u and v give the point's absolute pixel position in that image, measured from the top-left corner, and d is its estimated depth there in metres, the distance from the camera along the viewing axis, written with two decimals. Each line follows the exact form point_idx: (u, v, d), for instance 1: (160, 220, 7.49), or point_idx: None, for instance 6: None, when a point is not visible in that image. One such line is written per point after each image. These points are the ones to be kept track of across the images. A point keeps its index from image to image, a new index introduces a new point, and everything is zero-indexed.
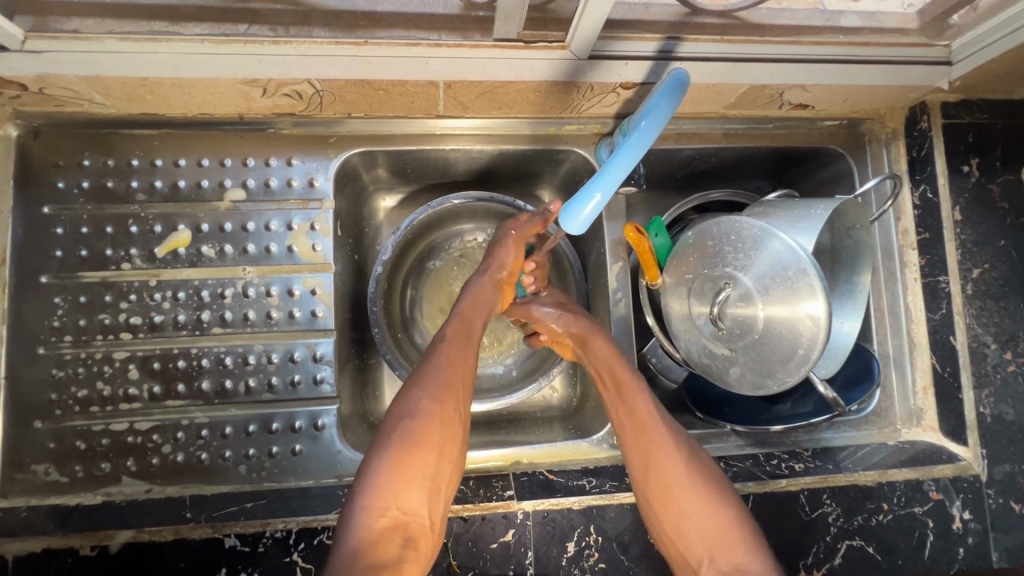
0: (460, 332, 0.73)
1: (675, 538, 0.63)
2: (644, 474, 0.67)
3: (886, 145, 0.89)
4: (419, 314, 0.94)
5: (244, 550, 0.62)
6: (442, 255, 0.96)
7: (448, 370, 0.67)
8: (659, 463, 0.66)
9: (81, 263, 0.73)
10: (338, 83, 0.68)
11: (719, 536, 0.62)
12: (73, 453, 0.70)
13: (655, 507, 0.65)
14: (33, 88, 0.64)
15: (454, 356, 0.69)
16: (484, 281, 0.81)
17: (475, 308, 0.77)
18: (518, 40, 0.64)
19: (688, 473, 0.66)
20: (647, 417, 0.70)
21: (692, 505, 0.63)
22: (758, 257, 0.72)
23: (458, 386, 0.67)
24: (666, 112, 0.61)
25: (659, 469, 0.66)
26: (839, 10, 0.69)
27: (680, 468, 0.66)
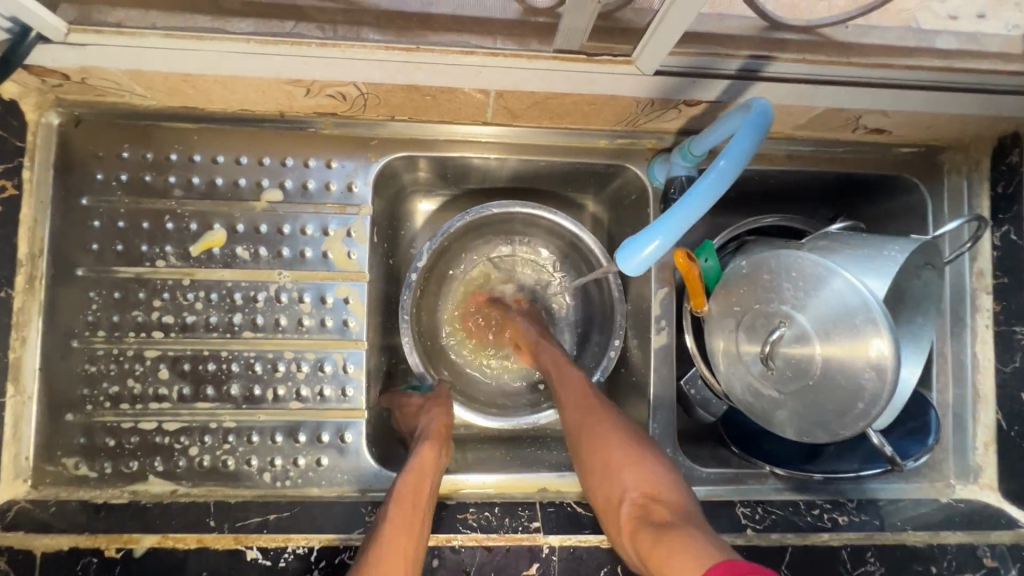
0: (411, 485, 0.65)
1: (602, 485, 0.65)
2: (579, 434, 0.71)
3: (967, 177, 0.82)
4: (451, 321, 0.92)
5: (265, 564, 0.63)
6: (480, 262, 0.92)
7: (397, 495, 0.64)
8: (591, 419, 0.71)
9: (117, 258, 0.72)
10: (384, 87, 0.65)
11: (641, 475, 0.64)
12: (102, 449, 0.70)
13: (590, 461, 0.68)
14: (75, 77, 0.63)
15: (406, 481, 0.65)
16: (427, 437, 0.70)
17: (422, 465, 0.67)
18: (580, 52, 0.59)
19: (621, 426, 0.70)
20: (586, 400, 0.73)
21: (619, 450, 0.66)
22: (819, 296, 0.67)
23: (404, 533, 0.60)
24: (748, 151, 0.55)
25: (593, 436, 0.69)
26: (937, 29, 0.60)
27: (614, 433, 0.69)
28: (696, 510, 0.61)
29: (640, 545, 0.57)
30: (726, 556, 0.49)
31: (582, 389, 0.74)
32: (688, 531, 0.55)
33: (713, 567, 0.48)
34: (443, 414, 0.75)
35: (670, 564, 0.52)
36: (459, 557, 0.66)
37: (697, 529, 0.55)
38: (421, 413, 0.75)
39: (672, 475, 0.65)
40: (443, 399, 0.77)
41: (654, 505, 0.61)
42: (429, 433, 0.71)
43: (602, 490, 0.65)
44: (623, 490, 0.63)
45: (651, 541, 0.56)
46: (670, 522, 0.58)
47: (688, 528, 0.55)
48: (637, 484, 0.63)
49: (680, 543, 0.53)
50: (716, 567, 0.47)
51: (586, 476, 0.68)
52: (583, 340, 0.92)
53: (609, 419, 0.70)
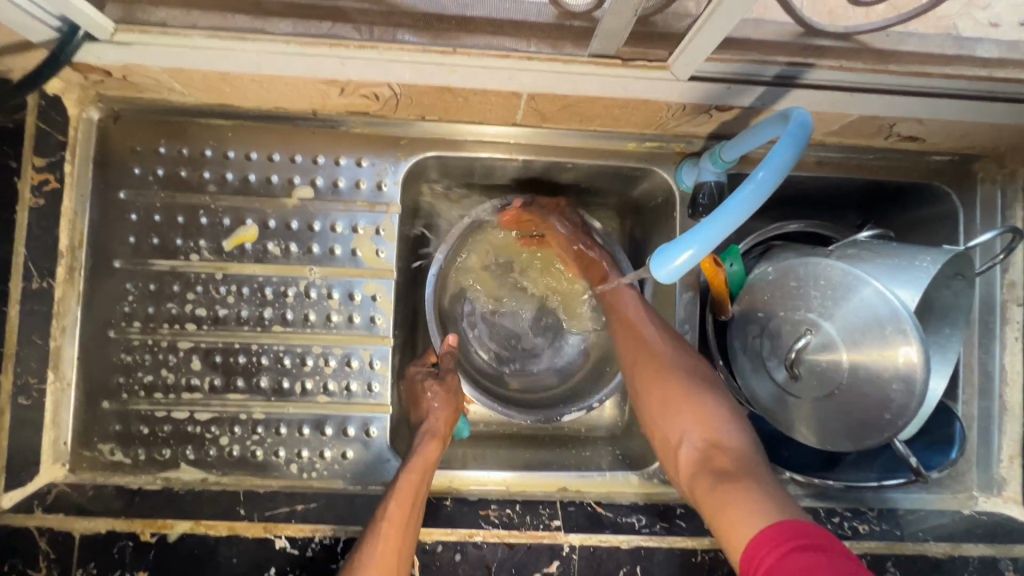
0: (412, 482, 0.66)
1: (659, 426, 0.69)
2: (636, 369, 0.74)
3: (1001, 188, 0.81)
4: (467, 312, 0.92)
5: (293, 553, 0.65)
6: (500, 253, 0.92)
7: (396, 492, 0.65)
8: (648, 364, 0.73)
9: (153, 251, 0.74)
10: (418, 88, 0.66)
11: (703, 421, 0.65)
12: (137, 436, 0.72)
13: (652, 407, 0.70)
14: (117, 74, 0.65)
15: (408, 480, 0.66)
16: (432, 433, 0.71)
17: (424, 464, 0.68)
18: (615, 57, 0.59)
19: (682, 369, 0.70)
20: (642, 341, 0.75)
21: (675, 393, 0.68)
22: (847, 306, 0.67)
23: (394, 539, 0.61)
24: (790, 159, 0.54)
25: (651, 376, 0.71)
26: (976, 36, 0.59)
27: (671, 370, 0.71)
28: (756, 454, 0.61)
29: (698, 483, 0.60)
30: (791, 515, 0.50)
31: (646, 334, 0.75)
32: (745, 482, 0.56)
33: (763, 530, 0.49)
34: (448, 407, 0.74)
35: (721, 512, 0.54)
36: (480, 553, 0.67)
37: (754, 480, 0.56)
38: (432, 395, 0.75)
39: (737, 420, 0.65)
40: (452, 388, 0.76)
41: (712, 449, 0.62)
42: (435, 428, 0.72)
43: (660, 430, 0.68)
44: (681, 432, 0.66)
45: (709, 488, 0.58)
46: (727, 468, 0.59)
47: (744, 478, 0.56)
48: (695, 426, 0.65)
49: (734, 497, 0.54)
50: (768, 529, 0.49)
51: (645, 416, 0.71)
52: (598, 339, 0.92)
53: (672, 363, 0.71)
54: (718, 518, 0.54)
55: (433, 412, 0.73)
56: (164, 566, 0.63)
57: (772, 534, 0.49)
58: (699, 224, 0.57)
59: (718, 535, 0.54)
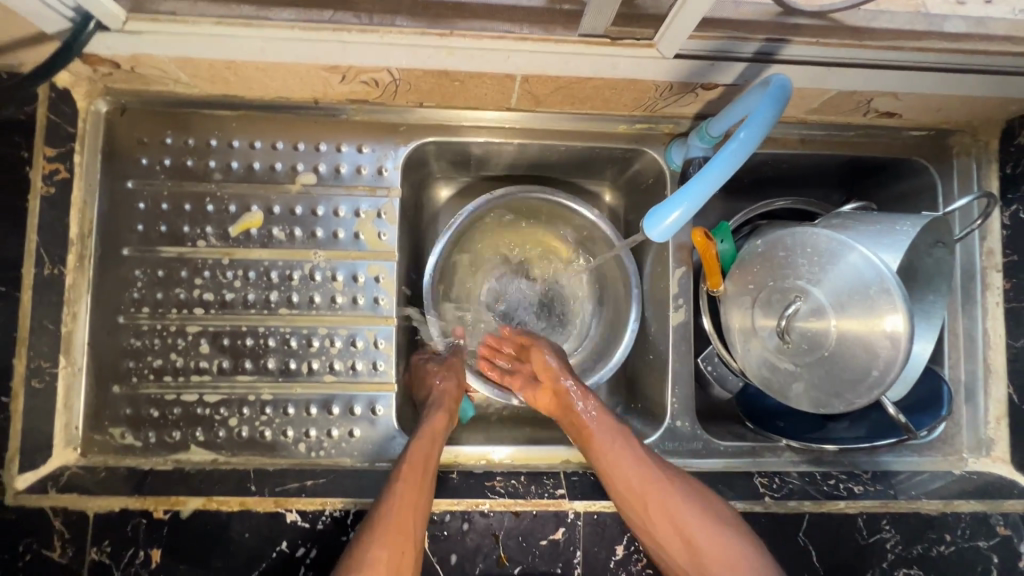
0: (424, 448, 0.68)
1: (689, 574, 0.65)
2: (639, 516, 0.67)
3: (977, 160, 0.84)
4: (467, 300, 0.93)
5: (304, 526, 0.66)
6: (500, 243, 0.95)
7: (409, 455, 0.67)
8: (652, 511, 0.67)
9: (160, 238, 0.75)
10: (416, 73, 0.69)
11: (727, 564, 0.63)
12: (147, 419, 0.73)
13: (669, 547, 0.66)
14: (126, 66, 0.67)
15: (419, 445, 0.68)
16: (439, 405, 0.74)
17: (433, 431, 0.70)
18: (604, 37, 0.62)
19: (689, 506, 0.66)
20: (636, 485, 0.68)
21: (700, 539, 0.64)
22: (834, 270, 0.70)
23: (410, 495, 0.63)
24: (770, 119, 0.57)
25: (662, 518, 0.66)
26: (943, 13, 0.64)
27: (680, 512, 0.66)
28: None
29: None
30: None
31: (639, 467, 0.69)
32: None
33: None
34: (453, 382, 0.78)
35: None
36: (488, 521, 0.69)
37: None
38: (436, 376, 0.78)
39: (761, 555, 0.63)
40: (456, 367, 0.80)
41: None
42: (441, 401, 0.75)
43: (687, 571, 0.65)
44: None
45: None
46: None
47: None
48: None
49: None
50: None
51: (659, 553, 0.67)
52: (599, 324, 0.94)
53: (677, 495, 0.67)
54: None
55: (438, 389, 0.77)
56: (178, 541, 0.65)
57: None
58: (684, 187, 0.61)
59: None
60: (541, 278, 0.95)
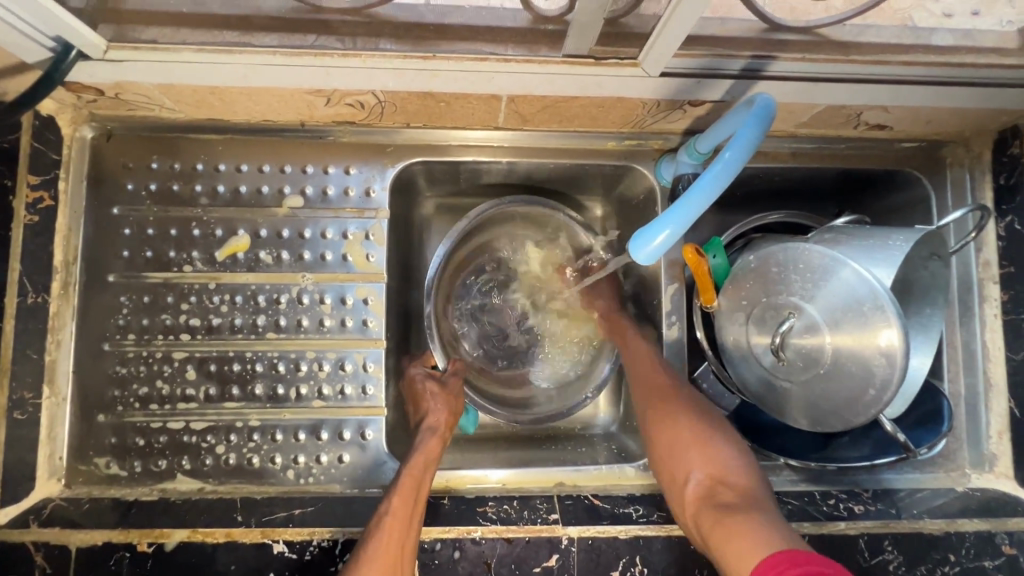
0: (414, 476, 0.67)
1: (667, 466, 0.70)
2: (647, 408, 0.75)
3: (970, 170, 0.83)
4: (457, 319, 0.93)
5: (291, 557, 0.65)
6: (489, 257, 0.94)
7: (399, 486, 0.66)
8: (660, 410, 0.74)
9: (146, 264, 0.75)
10: (401, 95, 0.68)
11: (708, 456, 0.68)
12: (132, 448, 0.72)
13: (661, 454, 0.71)
14: (109, 93, 0.67)
15: (410, 474, 0.67)
16: (434, 431, 0.73)
17: (426, 458, 0.70)
18: (588, 56, 0.62)
19: (691, 415, 0.72)
20: (654, 379, 0.77)
21: (689, 435, 0.70)
22: (827, 287, 0.69)
23: (398, 531, 0.62)
24: (754, 140, 0.57)
25: (661, 413, 0.74)
26: (930, 27, 0.63)
27: (683, 411, 0.73)
28: (761, 491, 0.64)
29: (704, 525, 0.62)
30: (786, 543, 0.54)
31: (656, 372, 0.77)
32: (751, 517, 0.58)
33: (773, 555, 0.52)
34: (449, 406, 0.77)
35: (728, 545, 0.57)
36: (480, 549, 0.67)
37: (761, 518, 0.58)
38: (431, 396, 0.77)
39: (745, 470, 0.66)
40: (454, 391, 0.79)
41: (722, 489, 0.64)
42: (435, 426, 0.74)
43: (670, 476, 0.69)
44: (687, 470, 0.68)
45: (716, 521, 0.60)
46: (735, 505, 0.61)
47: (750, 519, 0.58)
48: (703, 465, 0.68)
49: (746, 528, 0.57)
50: (769, 559, 0.52)
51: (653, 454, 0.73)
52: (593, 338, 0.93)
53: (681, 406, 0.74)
54: (725, 548, 0.57)
55: (433, 412, 0.76)
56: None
57: (782, 558, 0.51)
58: (670, 207, 0.59)
59: (726, 568, 0.56)
60: (534, 292, 0.94)
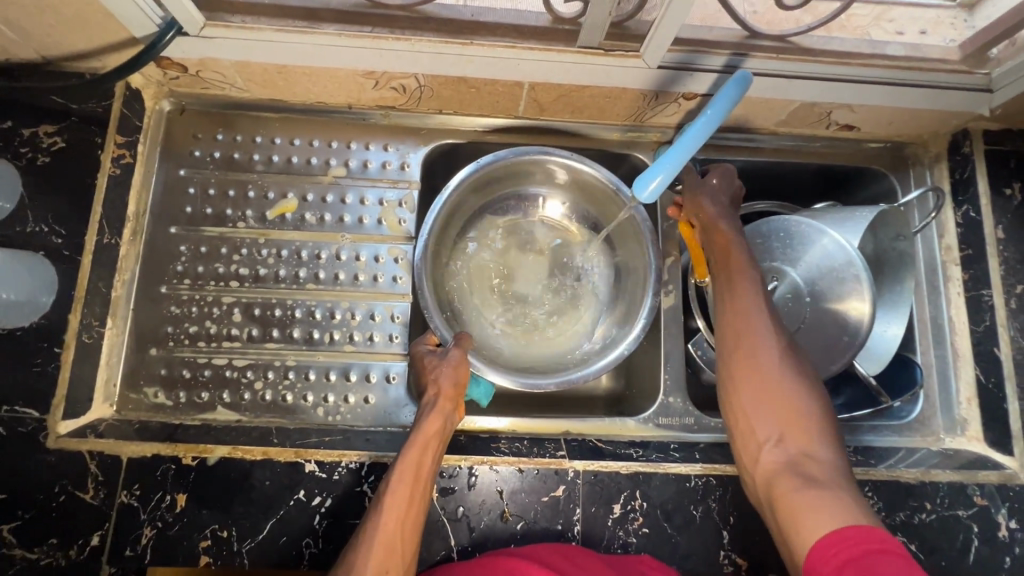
0: (414, 457, 0.68)
1: (746, 413, 0.66)
2: (731, 345, 0.70)
3: (930, 168, 0.95)
4: (473, 283, 0.94)
5: (322, 476, 0.71)
6: (501, 210, 0.97)
7: (400, 466, 0.67)
8: (743, 359, 0.68)
9: (205, 219, 0.85)
10: (439, 79, 0.80)
11: (794, 415, 0.64)
12: (179, 379, 0.79)
13: (734, 370, 0.68)
14: (192, 70, 0.80)
15: (410, 455, 0.68)
16: (434, 405, 0.73)
17: (425, 436, 0.70)
18: (599, 48, 0.75)
19: (787, 375, 0.66)
20: (744, 317, 0.71)
21: (778, 384, 0.65)
22: (805, 252, 0.79)
23: (401, 505, 0.65)
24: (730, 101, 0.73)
25: (748, 355, 0.68)
26: (884, 40, 0.78)
27: (771, 354, 0.68)
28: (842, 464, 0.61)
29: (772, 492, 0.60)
30: (863, 522, 0.53)
31: (751, 299, 0.72)
32: (837, 496, 0.56)
33: (827, 536, 0.53)
34: (449, 381, 0.75)
35: (797, 515, 0.56)
36: (495, 478, 0.73)
37: (844, 494, 0.56)
38: (431, 373, 0.76)
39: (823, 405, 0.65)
40: (456, 363, 0.77)
41: (802, 457, 0.61)
42: (435, 400, 0.73)
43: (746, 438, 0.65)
44: (770, 434, 0.63)
45: (794, 489, 0.58)
46: (822, 481, 0.58)
47: (830, 499, 0.56)
48: (786, 422, 0.63)
49: (823, 502, 0.55)
50: (836, 535, 0.52)
51: (729, 407, 0.68)
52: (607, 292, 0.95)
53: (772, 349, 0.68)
54: (794, 520, 0.56)
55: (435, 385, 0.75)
56: (203, 487, 0.70)
57: (852, 534, 0.52)
58: (663, 156, 0.78)
59: (788, 539, 0.56)
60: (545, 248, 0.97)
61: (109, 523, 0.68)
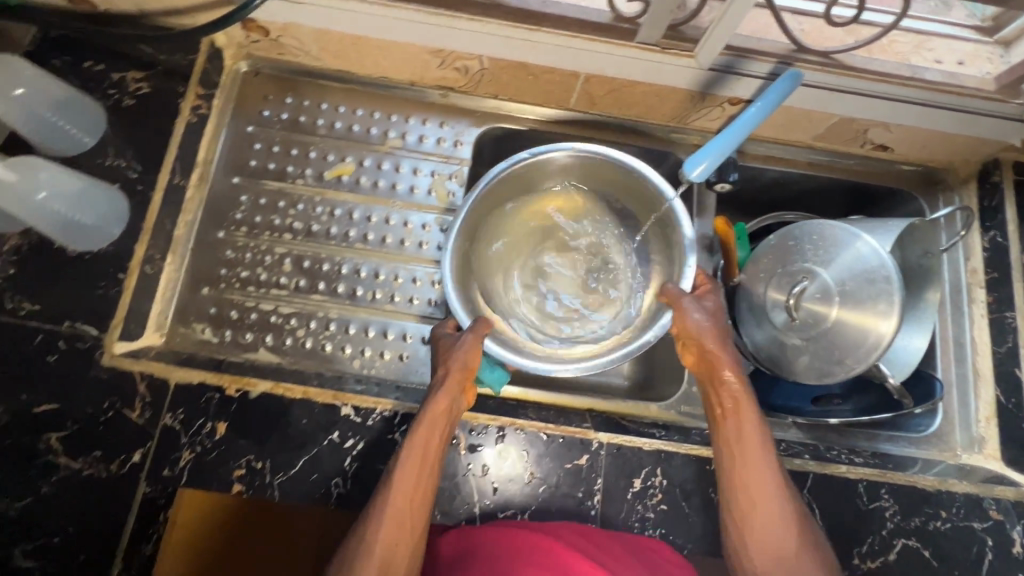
0: (422, 438, 0.68)
1: (744, 505, 0.68)
2: (722, 429, 0.72)
3: (958, 192, 0.99)
4: (505, 281, 0.95)
5: (356, 420, 0.74)
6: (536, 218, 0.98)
7: (408, 452, 0.67)
8: (740, 457, 0.69)
9: (267, 173, 0.90)
10: (501, 63, 0.86)
11: (779, 517, 0.67)
12: (227, 319, 0.83)
13: (727, 462, 0.70)
14: (273, 35, 0.86)
15: (416, 441, 0.67)
16: (443, 384, 0.71)
17: (436, 413, 0.69)
18: (656, 45, 0.80)
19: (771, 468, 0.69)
20: (737, 414, 0.71)
21: (766, 485, 0.68)
22: (839, 254, 0.82)
23: (405, 511, 0.64)
24: (780, 96, 0.78)
25: (742, 451, 0.70)
26: (923, 66, 0.83)
27: (759, 450, 0.70)
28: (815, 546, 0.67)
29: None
30: None
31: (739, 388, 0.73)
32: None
33: None
34: (461, 363, 0.73)
35: None
36: (522, 441, 0.76)
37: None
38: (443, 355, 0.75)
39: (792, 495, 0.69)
40: (472, 345, 0.74)
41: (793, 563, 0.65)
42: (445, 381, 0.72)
43: (749, 530, 0.67)
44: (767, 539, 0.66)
45: None
46: None
47: (810, 556, 0.66)
48: (779, 529, 0.67)
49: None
50: None
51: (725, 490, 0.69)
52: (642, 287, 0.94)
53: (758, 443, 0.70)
54: None
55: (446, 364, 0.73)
56: (244, 417, 0.73)
57: None
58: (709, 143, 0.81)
59: None
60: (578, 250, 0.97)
61: (151, 442, 0.71)
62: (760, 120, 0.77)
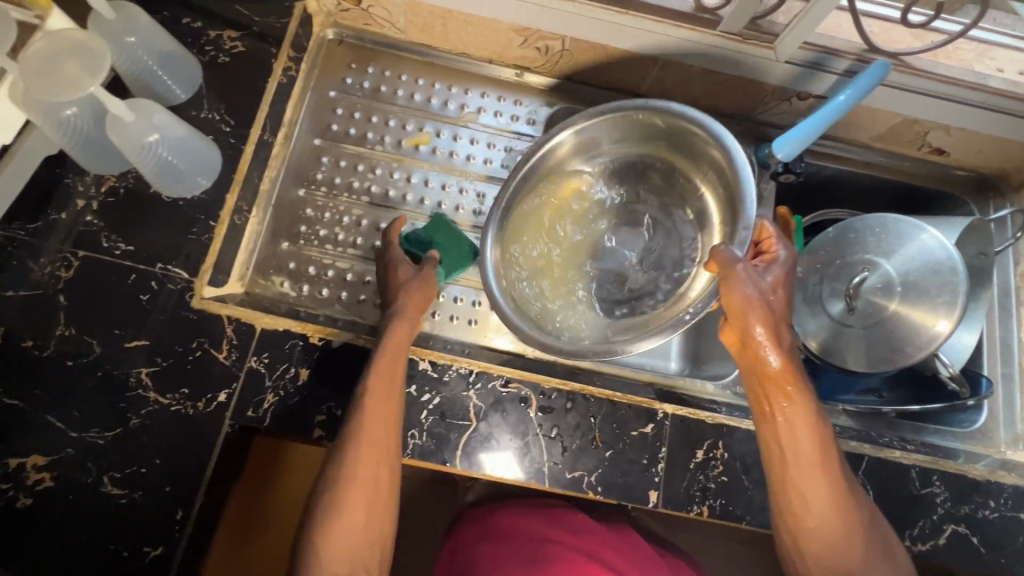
0: (386, 361, 0.71)
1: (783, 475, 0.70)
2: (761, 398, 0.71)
3: (1009, 199, 1.02)
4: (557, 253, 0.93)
5: (433, 375, 0.77)
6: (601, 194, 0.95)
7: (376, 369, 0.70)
8: (780, 433, 0.70)
9: (349, 138, 0.93)
10: (583, 45, 0.89)
11: (813, 490, 0.69)
12: (304, 274, 0.86)
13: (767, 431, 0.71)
14: (364, 5, 0.89)
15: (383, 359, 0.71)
16: (402, 313, 0.75)
17: (395, 339, 0.73)
18: (737, 35, 0.82)
19: (813, 444, 0.69)
20: (778, 386, 0.70)
21: (804, 461, 0.69)
22: (904, 246, 0.85)
23: (380, 430, 0.68)
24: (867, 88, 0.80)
25: (784, 427, 0.70)
26: (985, 73, 0.85)
27: (801, 427, 0.69)
28: (851, 521, 0.69)
29: (829, 558, 0.69)
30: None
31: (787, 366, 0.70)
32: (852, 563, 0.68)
33: None
34: (420, 292, 0.77)
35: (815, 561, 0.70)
36: (589, 407, 0.78)
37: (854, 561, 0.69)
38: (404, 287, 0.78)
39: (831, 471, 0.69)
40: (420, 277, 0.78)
41: (823, 532, 0.69)
42: (404, 309, 0.75)
43: (797, 517, 0.70)
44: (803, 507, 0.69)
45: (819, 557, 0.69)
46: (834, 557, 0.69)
47: (845, 530, 0.69)
48: (815, 500, 0.69)
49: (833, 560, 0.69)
50: None
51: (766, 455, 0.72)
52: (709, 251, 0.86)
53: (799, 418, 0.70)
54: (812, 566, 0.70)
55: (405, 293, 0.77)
56: (327, 365, 0.75)
57: None
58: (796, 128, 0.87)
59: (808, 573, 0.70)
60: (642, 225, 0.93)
61: (237, 383, 0.73)
62: (847, 108, 0.80)
